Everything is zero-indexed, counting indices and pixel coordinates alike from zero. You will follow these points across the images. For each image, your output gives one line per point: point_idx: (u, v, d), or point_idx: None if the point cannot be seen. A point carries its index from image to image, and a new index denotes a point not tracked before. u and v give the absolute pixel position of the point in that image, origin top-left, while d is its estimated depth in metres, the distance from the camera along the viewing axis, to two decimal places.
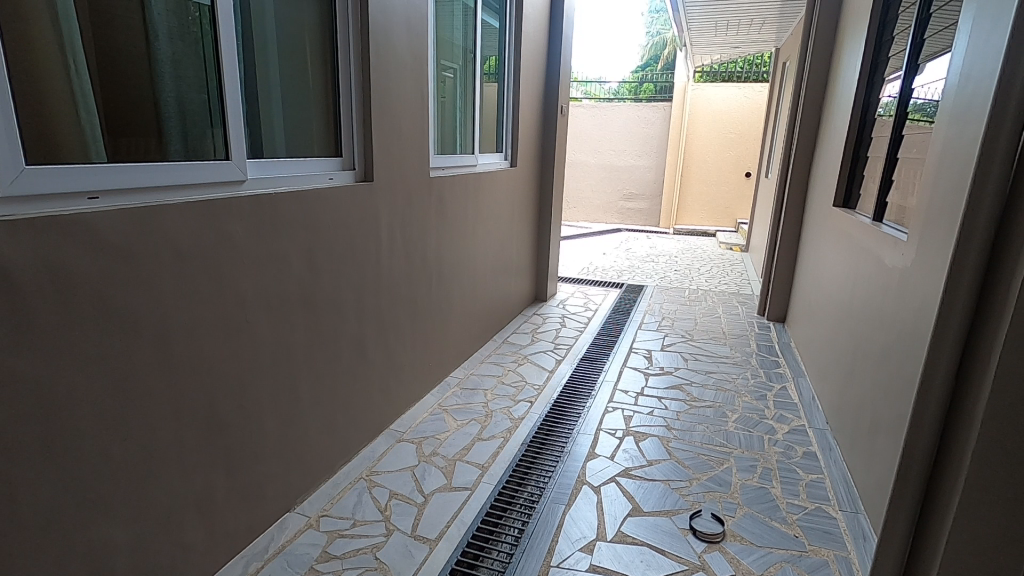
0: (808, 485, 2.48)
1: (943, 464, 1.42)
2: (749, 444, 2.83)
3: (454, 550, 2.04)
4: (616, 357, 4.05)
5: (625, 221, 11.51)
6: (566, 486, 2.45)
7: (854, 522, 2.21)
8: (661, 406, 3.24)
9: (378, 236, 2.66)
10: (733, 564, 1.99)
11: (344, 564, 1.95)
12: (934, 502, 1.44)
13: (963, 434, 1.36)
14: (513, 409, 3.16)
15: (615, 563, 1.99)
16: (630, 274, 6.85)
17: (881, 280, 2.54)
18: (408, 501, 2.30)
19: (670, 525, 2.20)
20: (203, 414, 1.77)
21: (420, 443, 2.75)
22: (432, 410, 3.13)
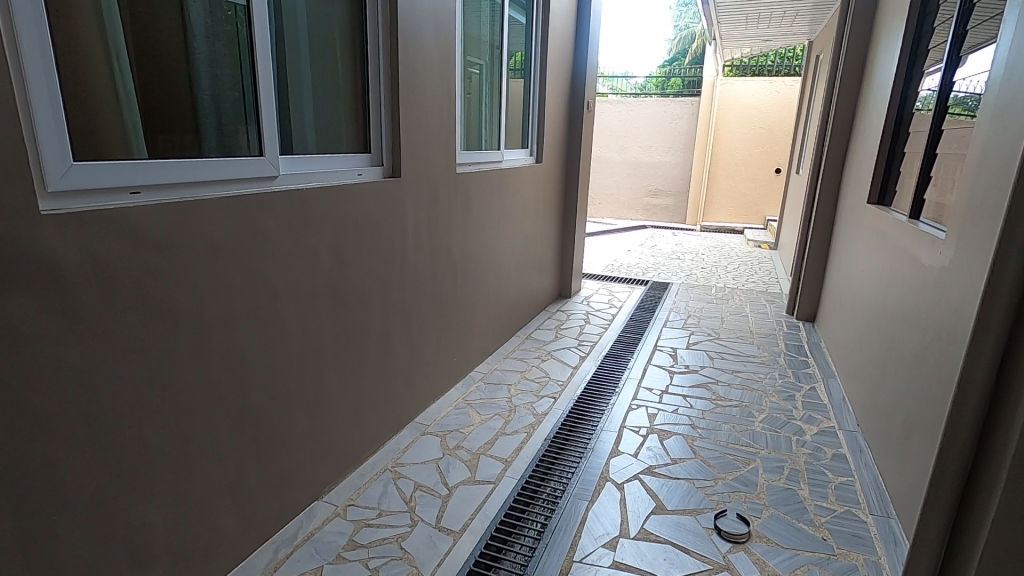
0: (836, 487, 2.43)
1: (980, 467, 1.38)
2: (776, 445, 2.78)
3: (478, 542, 2.07)
4: (640, 354, 4.02)
5: (650, 217, 11.40)
6: (589, 483, 2.45)
7: (884, 526, 2.16)
8: (685, 406, 3.21)
9: (404, 231, 2.69)
10: (758, 564, 1.97)
11: (369, 552, 1.98)
12: (970, 509, 1.40)
13: (1001, 439, 1.32)
14: (536, 405, 3.16)
15: (638, 560, 1.99)
16: (655, 271, 6.79)
17: (916, 279, 2.47)
18: (431, 493, 2.33)
19: (694, 524, 2.18)
20: (235, 403, 1.83)
21: (444, 437, 2.78)
22: (456, 404, 3.15)
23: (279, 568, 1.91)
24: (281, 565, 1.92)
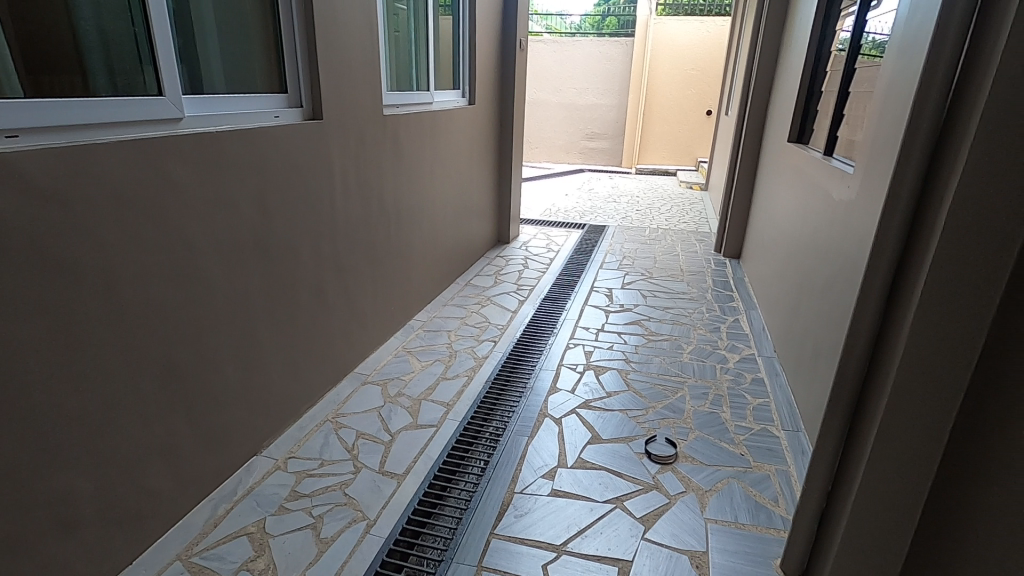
0: (754, 408, 2.64)
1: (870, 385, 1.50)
2: (702, 373, 2.97)
3: (422, 482, 2.12)
4: (577, 295, 4.12)
5: (587, 161, 11.44)
6: (528, 420, 2.54)
7: (793, 439, 2.39)
8: (620, 342, 3.35)
9: (331, 178, 2.57)
10: (683, 481, 2.13)
11: (313, 501, 1.99)
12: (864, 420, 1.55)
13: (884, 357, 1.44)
14: (476, 349, 3.20)
15: (575, 486, 2.10)
16: (591, 215, 6.88)
17: (828, 214, 2.64)
18: (374, 440, 2.35)
19: (627, 451, 2.32)
20: (158, 363, 1.74)
21: (385, 386, 2.78)
22: (396, 352, 3.15)
23: (221, 523, 1.89)
24: (222, 521, 1.91)
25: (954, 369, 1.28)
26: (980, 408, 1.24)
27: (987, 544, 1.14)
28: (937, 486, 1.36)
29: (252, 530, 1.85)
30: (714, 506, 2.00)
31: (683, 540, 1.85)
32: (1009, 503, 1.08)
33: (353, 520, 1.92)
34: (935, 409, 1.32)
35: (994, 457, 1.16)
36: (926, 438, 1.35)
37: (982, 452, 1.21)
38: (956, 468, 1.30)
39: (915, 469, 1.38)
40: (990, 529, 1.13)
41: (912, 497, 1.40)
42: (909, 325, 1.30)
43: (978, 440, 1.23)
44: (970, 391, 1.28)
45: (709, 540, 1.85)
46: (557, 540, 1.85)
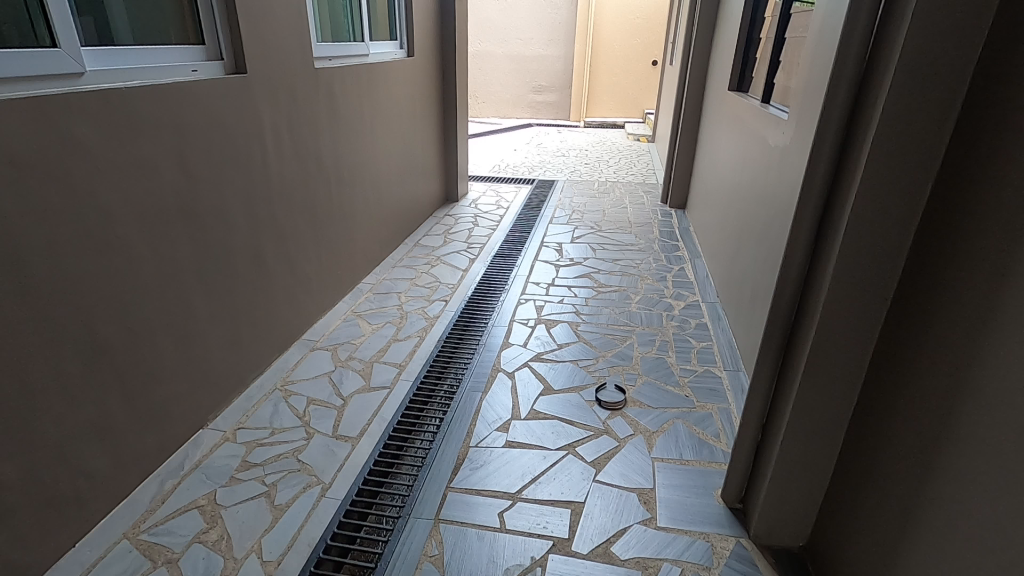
0: (698, 351, 2.75)
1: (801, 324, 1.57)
2: (649, 321, 3.06)
3: (376, 443, 2.13)
4: (528, 251, 4.13)
5: (535, 115, 11.28)
6: (482, 376, 2.56)
7: (734, 379, 2.51)
8: (570, 295, 3.39)
9: (262, 136, 2.42)
10: (632, 425, 2.22)
11: (265, 470, 1.97)
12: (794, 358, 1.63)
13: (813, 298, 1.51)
14: (427, 309, 3.18)
15: (528, 437, 2.15)
16: (541, 170, 6.83)
17: (765, 160, 2.70)
18: (326, 405, 2.32)
19: (578, 399, 2.38)
20: (83, 339, 1.64)
21: (335, 351, 2.73)
22: (345, 317, 3.08)
23: (169, 499, 1.84)
24: (170, 496, 1.86)
25: (875, 300, 1.37)
26: (897, 335, 1.34)
27: (904, 456, 1.25)
28: (858, 409, 1.47)
29: (203, 503, 1.82)
30: (661, 446, 2.10)
31: (632, 479, 1.94)
32: (926, 419, 1.19)
33: (308, 485, 1.91)
34: (858, 337, 1.41)
35: (909, 379, 1.27)
36: (849, 366, 1.44)
37: (897, 373, 1.32)
38: (874, 392, 1.41)
39: (841, 395, 1.48)
40: (908, 443, 1.25)
41: (839, 420, 1.51)
42: (834, 262, 1.37)
43: (893, 363, 1.34)
44: (888, 319, 1.38)
45: (657, 477, 1.95)
46: (512, 488, 1.91)
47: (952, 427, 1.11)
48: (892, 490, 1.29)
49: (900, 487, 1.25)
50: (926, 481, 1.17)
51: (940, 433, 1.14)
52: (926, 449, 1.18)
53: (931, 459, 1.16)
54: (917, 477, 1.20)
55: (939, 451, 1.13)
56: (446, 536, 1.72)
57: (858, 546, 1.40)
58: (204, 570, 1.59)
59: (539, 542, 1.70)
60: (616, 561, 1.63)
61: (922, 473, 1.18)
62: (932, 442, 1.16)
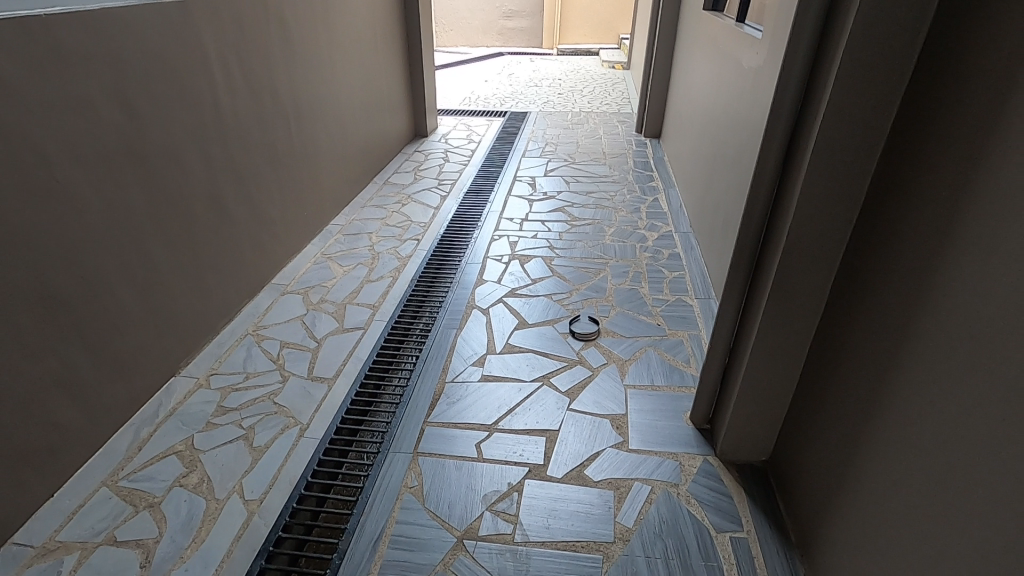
0: (670, 281, 2.78)
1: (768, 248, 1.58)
2: (623, 253, 3.05)
3: (353, 383, 2.14)
4: (501, 186, 4.04)
5: (506, 43, 10.77)
6: (456, 313, 2.56)
7: (705, 306, 2.55)
8: (544, 230, 3.36)
9: (208, 69, 2.26)
10: (605, 355, 2.26)
11: (241, 414, 1.97)
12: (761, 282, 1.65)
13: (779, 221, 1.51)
14: (399, 249, 3.12)
15: (503, 370, 2.18)
16: (513, 101, 6.60)
17: (738, 84, 2.63)
18: (300, 348, 2.31)
19: (552, 332, 2.41)
20: (32, 290, 1.58)
21: (306, 294, 2.68)
22: (315, 259, 3.01)
23: (146, 446, 1.84)
24: (147, 443, 1.85)
25: (837, 221, 1.37)
26: (858, 256, 1.35)
27: (863, 371, 1.30)
28: (820, 329, 1.50)
29: (181, 449, 1.82)
30: (633, 374, 2.15)
31: (605, 406, 2.00)
32: (884, 337, 1.22)
33: (286, 426, 1.92)
34: (822, 259, 1.43)
35: (869, 298, 1.29)
36: (812, 288, 1.46)
37: (858, 292, 1.34)
38: (835, 313, 1.43)
39: (804, 317, 1.51)
40: (867, 360, 1.28)
41: (801, 341, 1.55)
42: (802, 185, 1.35)
43: (854, 284, 1.36)
44: (851, 240, 1.38)
45: (629, 403, 2.00)
46: (489, 420, 1.95)
47: (908, 343, 1.14)
48: (850, 405, 1.34)
49: (857, 402, 1.31)
50: (883, 395, 1.21)
51: (898, 349, 1.17)
52: (884, 365, 1.21)
53: (889, 374, 1.20)
54: (874, 392, 1.24)
55: (896, 366, 1.17)
56: (425, 468, 1.77)
57: (817, 458, 1.47)
58: (187, 512, 1.61)
59: (516, 469, 1.75)
60: (590, 482, 1.70)
61: (880, 388, 1.22)
62: (890, 358, 1.19)
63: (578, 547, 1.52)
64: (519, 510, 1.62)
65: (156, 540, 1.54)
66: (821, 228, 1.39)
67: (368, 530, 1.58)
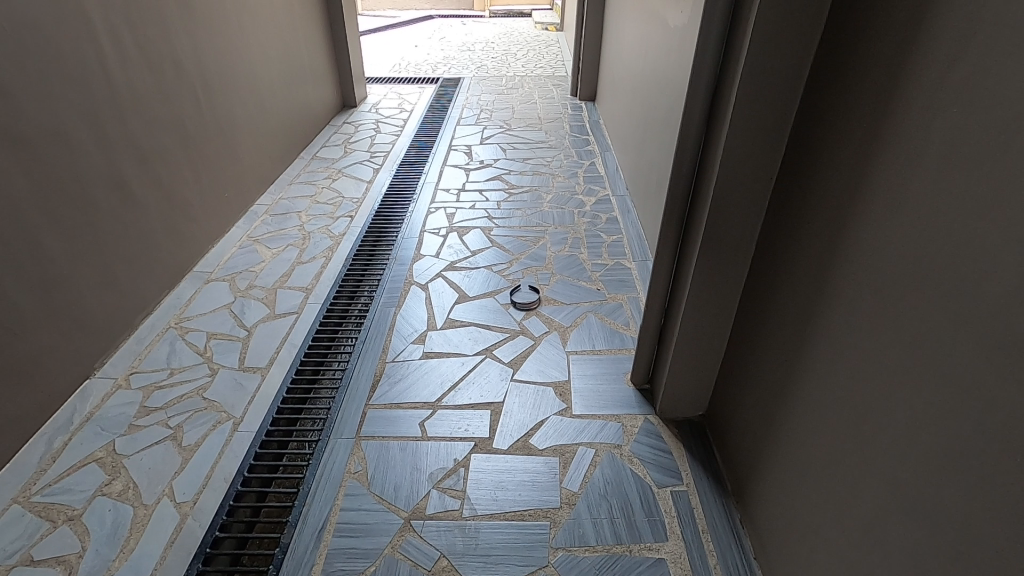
0: (609, 245, 2.78)
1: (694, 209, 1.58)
2: (561, 219, 3.03)
3: (288, 372, 2.05)
4: (435, 157, 3.92)
5: (436, 6, 10.36)
6: (395, 291, 2.48)
7: (642, 268, 2.58)
8: (482, 200, 3.28)
9: (92, 38, 2.03)
10: (546, 323, 2.25)
11: (168, 413, 1.85)
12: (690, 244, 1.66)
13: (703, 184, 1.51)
14: (331, 228, 2.98)
15: (445, 346, 2.15)
16: (445, 67, 6.38)
17: (666, 42, 2.61)
18: (229, 339, 2.18)
19: (493, 304, 2.38)
20: None
21: (233, 280, 2.53)
22: (240, 242, 2.83)
23: (61, 456, 1.70)
24: (62, 453, 1.71)
25: (759, 178, 1.39)
26: (779, 213, 1.38)
27: (787, 322, 1.34)
28: (748, 286, 1.54)
29: (101, 456, 1.70)
30: (575, 340, 2.16)
31: (548, 374, 2.00)
32: (805, 291, 1.26)
33: (217, 422, 1.83)
34: (747, 216, 1.45)
35: (790, 252, 1.32)
36: (739, 245, 1.49)
37: (780, 248, 1.37)
38: (761, 270, 1.47)
39: (732, 274, 1.54)
40: (790, 313, 1.32)
41: (730, 298, 1.58)
42: (725, 143, 1.36)
43: (777, 239, 1.39)
44: (773, 196, 1.41)
45: (571, 369, 2.02)
46: (432, 398, 1.92)
47: (827, 297, 1.17)
48: (777, 356, 1.38)
49: (784, 355, 1.35)
50: (806, 347, 1.25)
51: (818, 300, 1.21)
52: (806, 318, 1.25)
53: (810, 328, 1.24)
54: (798, 344, 1.29)
55: (817, 317, 1.21)
56: (368, 452, 1.73)
57: (747, 409, 1.54)
58: (112, 522, 1.52)
59: (461, 445, 1.74)
60: (535, 451, 1.71)
61: (803, 339, 1.27)
62: (811, 311, 1.23)
63: (525, 516, 1.53)
64: (466, 486, 1.61)
65: (79, 555, 1.44)
66: (744, 186, 1.41)
67: (311, 521, 1.53)
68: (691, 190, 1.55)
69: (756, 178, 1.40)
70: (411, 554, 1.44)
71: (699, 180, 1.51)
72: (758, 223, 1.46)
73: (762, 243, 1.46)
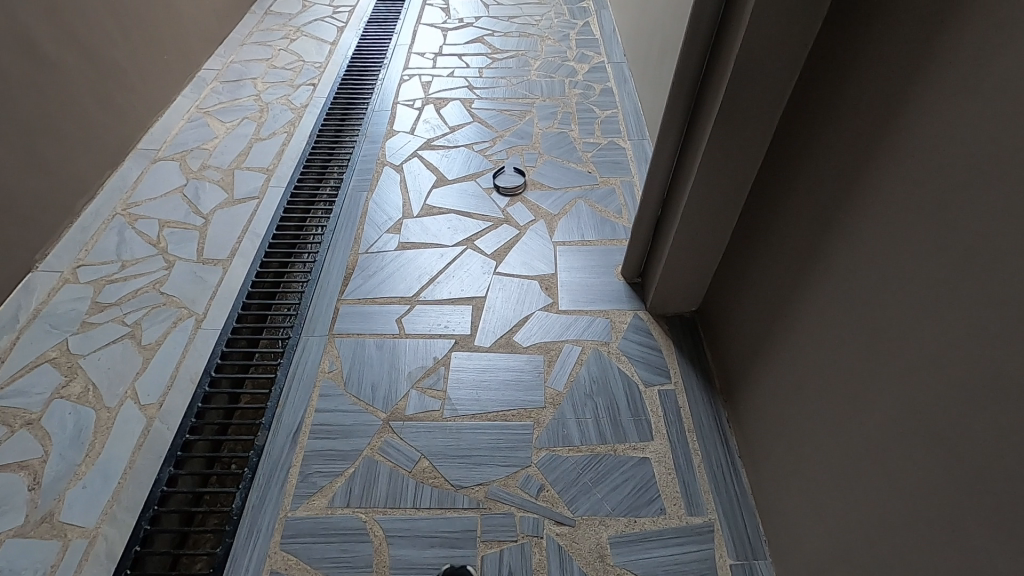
0: (602, 121, 2.50)
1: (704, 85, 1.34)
2: (550, 91, 2.69)
3: (252, 264, 1.88)
4: (408, 13, 3.41)
5: None
6: (366, 173, 2.25)
7: (638, 149, 2.35)
8: (462, 66, 2.90)
9: None
10: (532, 211, 2.07)
11: (123, 310, 1.71)
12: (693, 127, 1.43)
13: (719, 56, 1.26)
14: (291, 97, 2.63)
15: (422, 236, 1.98)
16: None
17: None
18: (184, 228, 1.98)
19: (474, 188, 2.17)
20: None
21: (184, 159, 2.26)
22: (189, 114, 2.50)
23: (10, 356, 1.58)
24: (12, 353, 1.60)
25: (791, 46, 1.14)
26: (808, 92, 1.15)
27: (803, 220, 1.18)
28: (761, 176, 1.36)
29: (55, 356, 1.59)
30: (563, 230, 2.00)
31: (534, 267, 1.87)
32: (828, 189, 1.08)
33: (179, 319, 1.70)
34: (770, 94, 1.22)
35: (817, 140, 1.13)
36: (755, 129, 1.28)
37: (805, 132, 1.17)
38: (778, 158, 1.28)
39: (742, 161, 1.35)
40: (807, 212, 1.16)
41: (738, 188, 1.41)
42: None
43: (802, 123, 1.18)
44: (804, 70, 1.17)
45: (559, 262, 1.89)
46: (409, 293, 1.79)
47: (855, 198, 1.00)
48: (787, 258, 1.25)
49: (795, 257, 1.21)
50: (821, 252, 1.11)
51: (843, 199, 1.04)
52: (825, 219, 1.09)
53: (829, 232, 1.09)
54: (813, 247, 1.14)
55: (841, 219, 1.05)
56: (343, 351, 1.63)
57: (746, 309, 1.43)
58: (74, 426, 1.44)
59: (441, 344, 1.65)
60: (519, 349, 1.64)
61: (819, 242, 1.12)
62: (833, 212, 1.07)
63: (509, 417, 1.48)
64: (447, 386, 1.54)
65: (42, 460, 1.38)
66: (772, 56, 1.16)
67: (284, 423, 1.46)
68: (707, 58, 1.30)
69: (787, 47, 1.14)
70: (391, 456, 1.40)
71: (718, 47, 1.25)
72: (783, 101, 1.23)
73: (784, 125, 1.25)
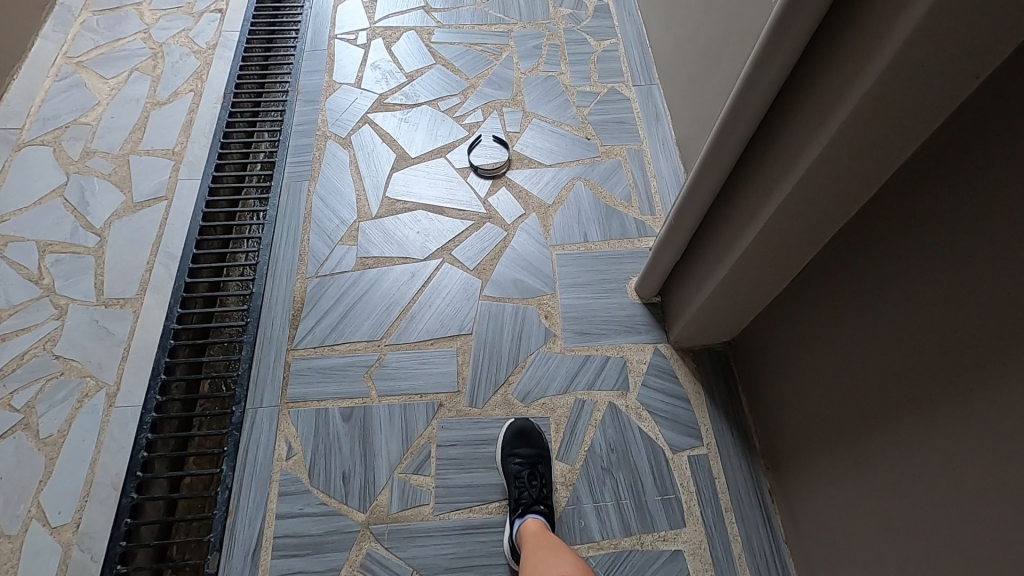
0: (600, 57, 1.97)
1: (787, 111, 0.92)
2: (531, 9, 2.10)
3: (172, 303, 1.47)
4: None
5: None
6: (305, 152, 1.75)
7: (646, 99, 1.87)
8: None
9: None
10: (521, 202, 1.66)
11: (9, 387, 1.34)
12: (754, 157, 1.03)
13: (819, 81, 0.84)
14: (192, 33, 1.99)
15: (386, 247, 1.57)
16: None
17: None
18: (72, 253, 1.53)
19: (446, 169, 1.72)
20: None
21: (58, 144, 1.72)
22: (56, 67, 1.88)
23: None
24: None
25: (955, 77, 0.73)
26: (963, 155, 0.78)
27: (926, 327, 0.85)
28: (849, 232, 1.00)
29: None
30: (560, 228, 1.62)
31: (528, 286, 1.52)
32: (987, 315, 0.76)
33: (84, 395, 1.33)
34: (900, 139, 0.82)
35: (974, 227, 0.77)
36: (858, 185, 0.90)
37: (950, 207, 0.80)
38: (885, 223, 0.92)
39: (827, 217, 0.98)
40: (931, 323, 0.84)
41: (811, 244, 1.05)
42: (924, 4, 0.65)
43: (949, 187, 0.81)
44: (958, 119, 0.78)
45: (558, 277, 1.53)
46: (377, 334, 1.44)
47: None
48: (881, 361, 0.94)
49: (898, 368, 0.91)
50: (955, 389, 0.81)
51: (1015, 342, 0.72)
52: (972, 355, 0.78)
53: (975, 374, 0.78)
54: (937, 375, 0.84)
55: (1010, 363, 0.73)
56: (302, 427, 1.32)
57: (805, 382, 1.15)
58: None
59: (423, 408, 1.34)
60: (518, 410, 1.35)
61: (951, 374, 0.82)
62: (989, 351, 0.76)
63: None
64: (435, 470, 1.27)
65: None
66: (920, 92, 0.75)
67: (239, 540, 1.19)
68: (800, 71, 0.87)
69: (947, 79, 0.73)
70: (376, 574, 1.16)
71: (828, 54, 0.82)
72: (912, 148, 0.84)
73: (906, 179, 0.87)
